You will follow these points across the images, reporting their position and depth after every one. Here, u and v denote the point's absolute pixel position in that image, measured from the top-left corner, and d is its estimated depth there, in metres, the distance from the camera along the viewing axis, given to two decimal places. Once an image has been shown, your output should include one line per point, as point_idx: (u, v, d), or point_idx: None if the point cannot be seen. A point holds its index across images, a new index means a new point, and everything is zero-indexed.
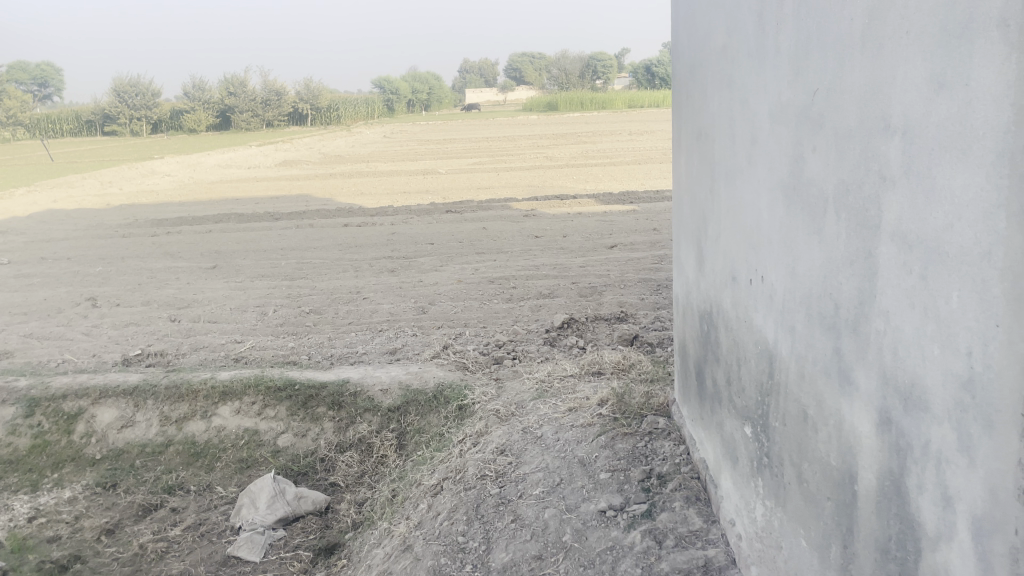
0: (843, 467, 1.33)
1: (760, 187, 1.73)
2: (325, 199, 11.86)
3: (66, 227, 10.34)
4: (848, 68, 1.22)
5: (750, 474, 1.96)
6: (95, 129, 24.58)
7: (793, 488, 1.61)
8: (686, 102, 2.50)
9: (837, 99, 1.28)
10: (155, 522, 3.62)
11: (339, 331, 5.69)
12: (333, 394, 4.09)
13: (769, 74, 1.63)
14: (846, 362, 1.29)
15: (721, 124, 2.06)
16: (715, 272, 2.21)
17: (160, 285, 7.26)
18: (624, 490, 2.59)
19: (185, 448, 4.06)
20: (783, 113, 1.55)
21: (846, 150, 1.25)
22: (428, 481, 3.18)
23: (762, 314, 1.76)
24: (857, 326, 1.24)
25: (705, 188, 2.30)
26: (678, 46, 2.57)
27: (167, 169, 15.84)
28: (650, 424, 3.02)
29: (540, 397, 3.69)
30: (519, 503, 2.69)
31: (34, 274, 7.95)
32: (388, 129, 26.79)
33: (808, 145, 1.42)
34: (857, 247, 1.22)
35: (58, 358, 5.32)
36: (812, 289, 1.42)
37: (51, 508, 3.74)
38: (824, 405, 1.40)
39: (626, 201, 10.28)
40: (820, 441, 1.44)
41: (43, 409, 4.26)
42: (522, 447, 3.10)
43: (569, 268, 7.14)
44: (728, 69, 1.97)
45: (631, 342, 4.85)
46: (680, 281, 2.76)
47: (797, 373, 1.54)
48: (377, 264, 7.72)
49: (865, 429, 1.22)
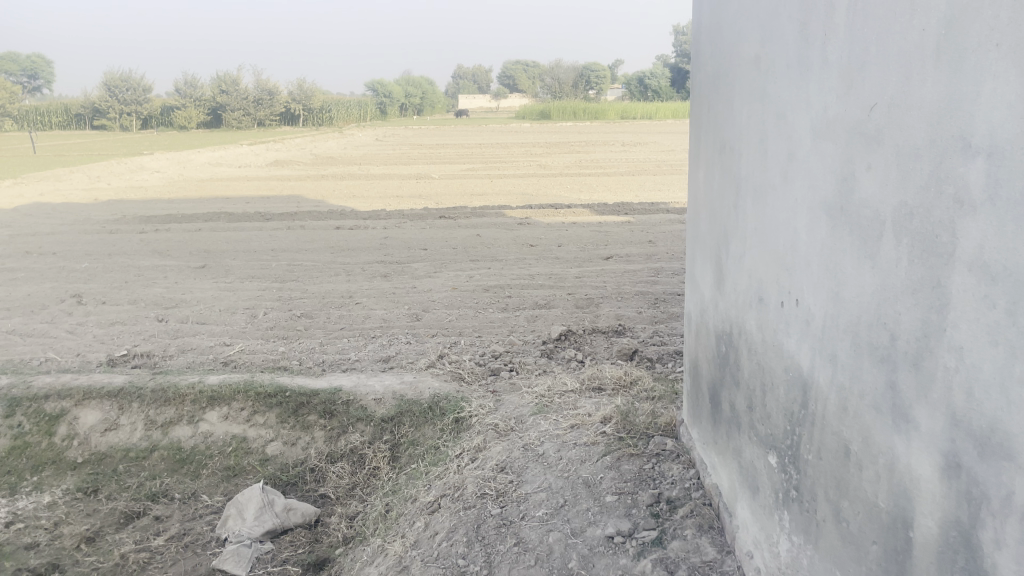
0: (894, 510, 1.25)
1: (797, 206, 1.64)
2: (317, 201, 11.73)
3: (52, 221, 10.18)
4: (916, 82, 1.14)
5: (772, 505, 1.87)
6: (85, 123, 24.49)
7: (828, 525, 1.53)
8: (707, 115, 2.42)
9: (901, 114, 1.19)
10: (138, 531, 3.49)
11: (331, 336, 5.57)
12: (325, 402, 3.97)
13: (813, 87, 1.54)
14: (902, 399, 1.20)
15: (750, 138, 1.98)
16: (737, 292, 2.12)
17: (147, 284, 7.13)
18: (631, 515, 2.50)
19: (170, 454, 3.93)
20: (829, 128, 1.46)
21: (911, 171, 1.16)
22: (425, 497, 3.08)
23: (795, 340, 1.67)
24: (917, 360, 1.16)
25: (728, 205, 2.22)
26: (700, 53, 2.49)
27: (156, 166, 15.66)
28: (657, 445, 2.92)
29: (540, 412, 3.58)
30: (521, 524, 2.59)
31: (19, 268, 7.81)
32: (381, 132, 26.75)
33: (861, 162, 1.33)
34: (921, 274, 1.14)
35: (41, 357, 5.18)
36: (861, 315, 1.33)
37: (30, 513, 3.61)
38: (871, 442, 1.31)
39: (621, 213, 10.22)
40: (864, 479, 1.35)
41: (23, 408, 4.12)
42: (523, 465, 3.00)
43: (564, 278, 7.05)
44: (761, 81, 1.88)
45: (630, 357, 4.76)
46: (693, 298, 2.67)
47: (838, 405, 1.45)
48: (370, 269, 7.60)
49: (925, 473, 1.14)
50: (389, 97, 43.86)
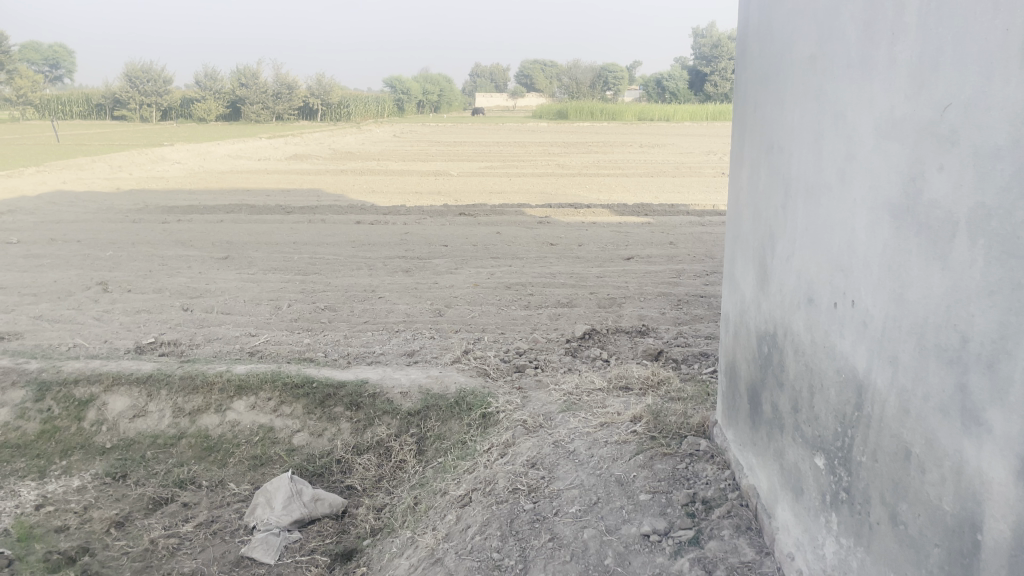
0: (961, 513, 1.24)
1: (856, 207, 1.64)
2: (337, 196, 11.78)
3: (76, 209, 10.29)
4: (997, 83, 1.14)
5: (819, 507, 1.86)
6: (106, 115, 24.94)
7: (882, 527, 1.52)
8: (754, 116, 2.42)
9: (979, 115, 1.18)
10: (167, 517, 3.52)
11: (355, 329, 5.60)
12: (351, 394, 3.99)
13: (878, 86, 1.53)
14: (973, 401, 1.20)
15: (803, 138, 1.97)
16: (784, 293, 2.11)
17: (171, 273, 7.18)
18: (667, 514, 2.50)
19: (198, 441, 3.96)
20: (895, 128, 1.46)
21: (990, 172, 1.16)
22: (455, 491, 3.08)
23: (849, 341, 1.67)
24: (991, 362, 1.16)
25: (775, 205, 2.21)
26: (746, 54, 2.49)
27: (178, 157, 15.82)
28: (691, 445, 2.92)
29: (568, 410, 3.58)
30: (555, 520, 2.59)
31: (45, 254, 7.89)
32: (398, 128, 26.89)
33: (931, 163, 1.32)
34: (999, 276, 1.14)
35: (69, 343, 5.23)
36: (927, 316, 1.33)
37: (59, 497, 3.64)
38: (936, 443, 1.30)
39: (641, 213, 10.21)
40: (926, 482, 1.35)
41: (53, 393, 4.16)
42: (554, 461, 3.00)
43: (585, 277, 7.04)
44: (817, 80, 1.88)
45: (656, 358, 4.75)
46: (732, 299, 2.67)
47: (897, 408, 1.44)
48: (391, 264, 7.62)
49: (998, 476, 1.14)
50: (406, 93, 44.07)
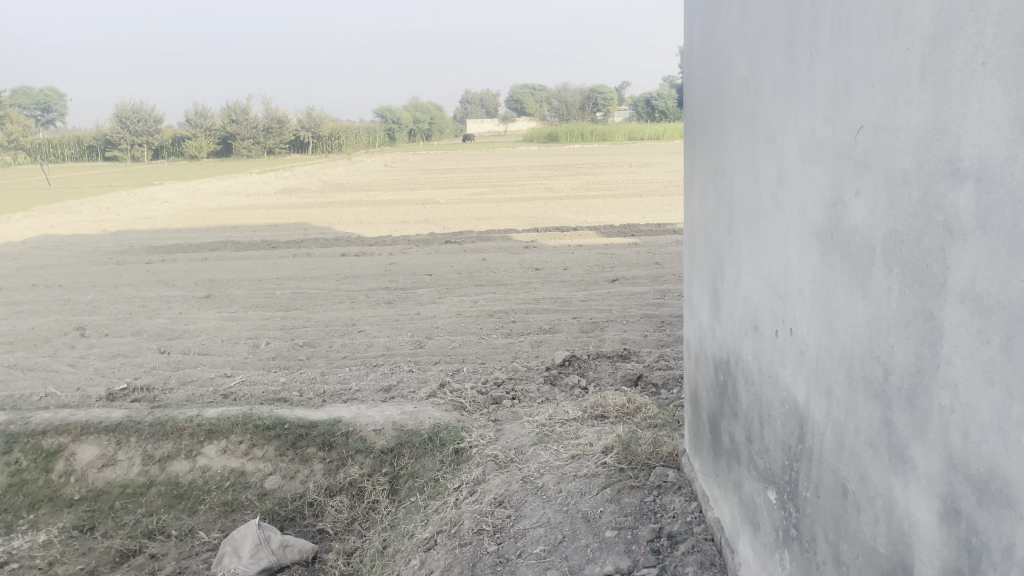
0: (893, 555, 1.18)
1: (789, 232, 1.58)
2: (323, 228, 11.74)
3: (60, 253, 10.24)
4: (901, 103, 1.09)
5: (773, 543, 1.79)
6: (97, 155, 25.07)
7: (828, 567, 1.45)
8: (700, 138, 2.37)
9: (887, 137, 1.13)
10: (133, 570, 3.41)
11: (333, 366, 5.52)
12: (324, 434, 3.89)
13: (801, 109, 1.48)
14: (898, 437, 1.13)
15: (742, 161, 1.92)
16: (734, 320, 2.04)
17: (151, 315, 7.11)
18: (631, 552, 2.42)
19: (167, 489, 3.87)
20: (816, 151, 1.41)
21: (899, 197, 1.10)
22: (422, 533, 2.99)
23: (789, 371, 1.61)
24: (912, 397, 1.09)
25: (722, 229, 2.16)
26: (691, 76, 2.45)
27: (166, 196, 15.79)
28: (659, 476, 2.85)
29: (540, 443, 3.50)
30: (517, 563, 2.51)
31: (25, 301, 7.82)
32: (389, 157, 26.98)
33: (850, 188, 1.27)
34: (914, 306, 1.08)
35: (41, 392, 5.14)
36: (854, 347, 1.27)
37: (24, 553, 3.55)
38: (869, 482, 1.24)
39: (627, 234, 10.17)
40: (862, 521, 1.28)
41: (20, 444, 4.06)
42: (522, 498, 2.92)
43: (569, 301, 6.98)
44: (750, 103, 1.83)
45: (635, 383, 4.67)
46: (692, 325, 2.60)
47: (834, 441, 1.38)
48: (374, 296, 7.56)
49: (923, 518, 1.08)
50: (397, 123, 44.30)
